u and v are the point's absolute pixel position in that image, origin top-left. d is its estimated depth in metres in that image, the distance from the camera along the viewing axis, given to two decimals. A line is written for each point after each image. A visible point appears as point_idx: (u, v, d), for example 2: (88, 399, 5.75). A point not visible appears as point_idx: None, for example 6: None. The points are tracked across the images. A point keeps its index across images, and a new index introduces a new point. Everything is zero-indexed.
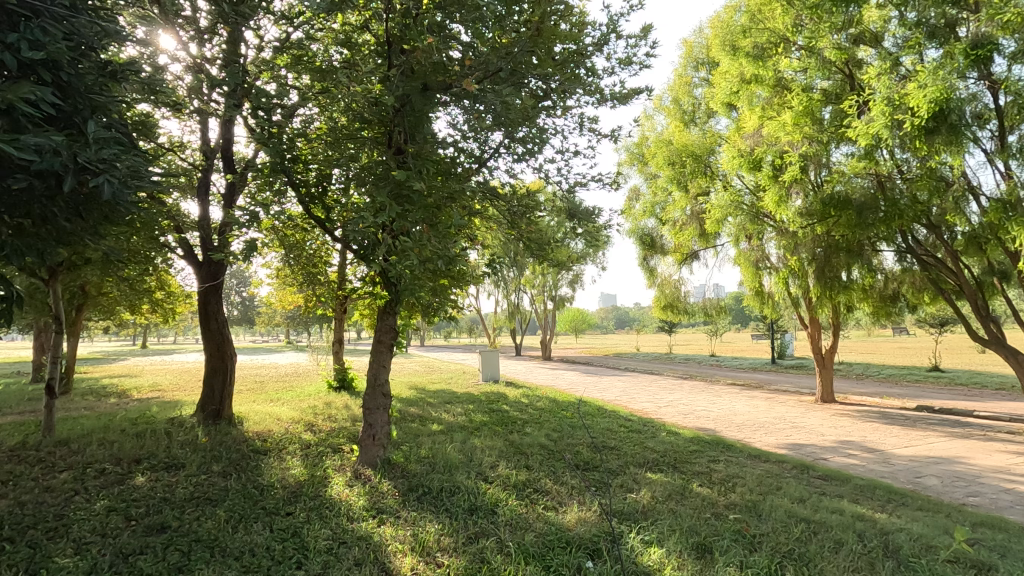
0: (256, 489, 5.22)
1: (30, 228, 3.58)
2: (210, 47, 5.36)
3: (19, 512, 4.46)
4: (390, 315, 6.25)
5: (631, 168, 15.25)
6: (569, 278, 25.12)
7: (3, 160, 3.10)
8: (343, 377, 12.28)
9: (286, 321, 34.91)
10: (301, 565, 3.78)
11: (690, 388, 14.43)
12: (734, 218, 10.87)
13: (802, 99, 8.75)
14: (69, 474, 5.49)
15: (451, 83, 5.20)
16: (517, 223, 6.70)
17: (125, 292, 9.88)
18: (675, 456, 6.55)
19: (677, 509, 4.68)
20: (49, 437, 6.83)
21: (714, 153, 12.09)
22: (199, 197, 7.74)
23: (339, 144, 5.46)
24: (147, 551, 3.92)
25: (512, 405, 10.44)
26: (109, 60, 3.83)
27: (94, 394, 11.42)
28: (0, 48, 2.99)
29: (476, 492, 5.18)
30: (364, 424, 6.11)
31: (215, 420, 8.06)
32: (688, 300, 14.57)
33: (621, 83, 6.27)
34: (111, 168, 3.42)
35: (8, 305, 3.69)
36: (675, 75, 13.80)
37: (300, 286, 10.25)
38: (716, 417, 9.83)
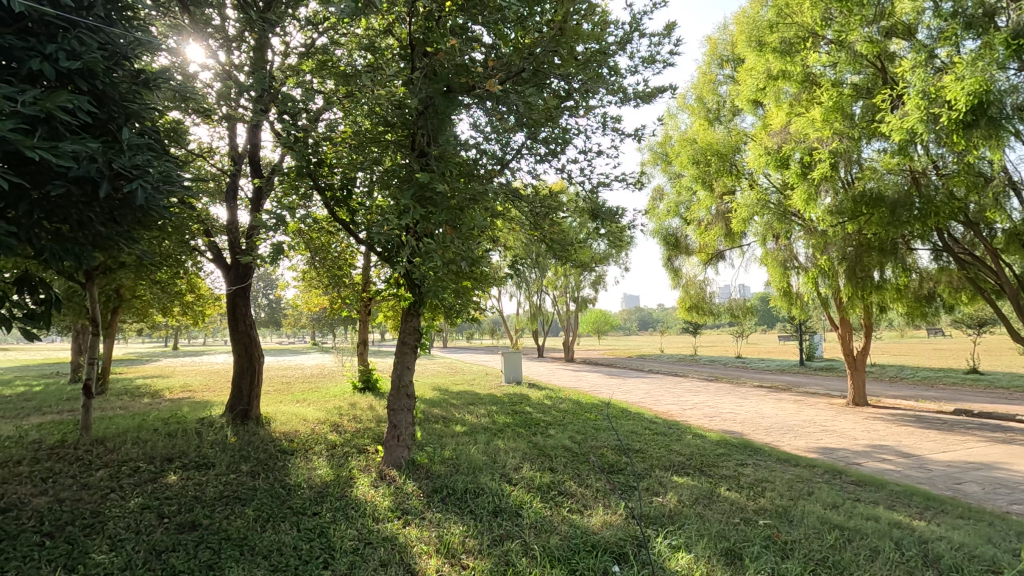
0: (283, 488, 5.29)
1: (68, 233, 3.69)
2: (237, 54, 5.47)
3: (58, 509, 4.60)
4: (414, 316, 6.28)
5: (655, 168, 15.11)
6: (592, 279, 24.96)
7: (42, 167, 3.20)
8: (367, 378, 12.41)
9: (311, 324, 35.42)
10: (328, 564, 3.82)
11: (716, 390, 14.19)
12: (760, 217, 10.70)
13: (832, 94, 8.56)
14: (105, 471, 5.65)
15: (474, 84, 5.22)
16: (540, 224, 6.62)
17: (157, 295, 10.15)
18: (701, 459, 6.43)
19: (705, 514, 4.59)
20: (86, 435, 6.99)
21: (739, 151, 11.84)
22: (228, 202, 7.91)
23: (363, 148, 5.53)
24: (179, 548, 4.00)
25: (535, 407, 10.39)
26: (142, 69, 3.93)
27: (128, 394, 11.76)
28: (39, 58, 3.08)
29: (500, 494, 5.17)
30: (389, 425, 6.15)
31: (243, 420, 8.21)
32: (713, 300, 14.36)
33: (645, 82, 6.17)
34: (144, 173, 3.52)
35: (47, 308, 3.81)
36: (699, 73, 13.62)
37: (325, 288, 10.37)
38: (743, 419, 9.64)
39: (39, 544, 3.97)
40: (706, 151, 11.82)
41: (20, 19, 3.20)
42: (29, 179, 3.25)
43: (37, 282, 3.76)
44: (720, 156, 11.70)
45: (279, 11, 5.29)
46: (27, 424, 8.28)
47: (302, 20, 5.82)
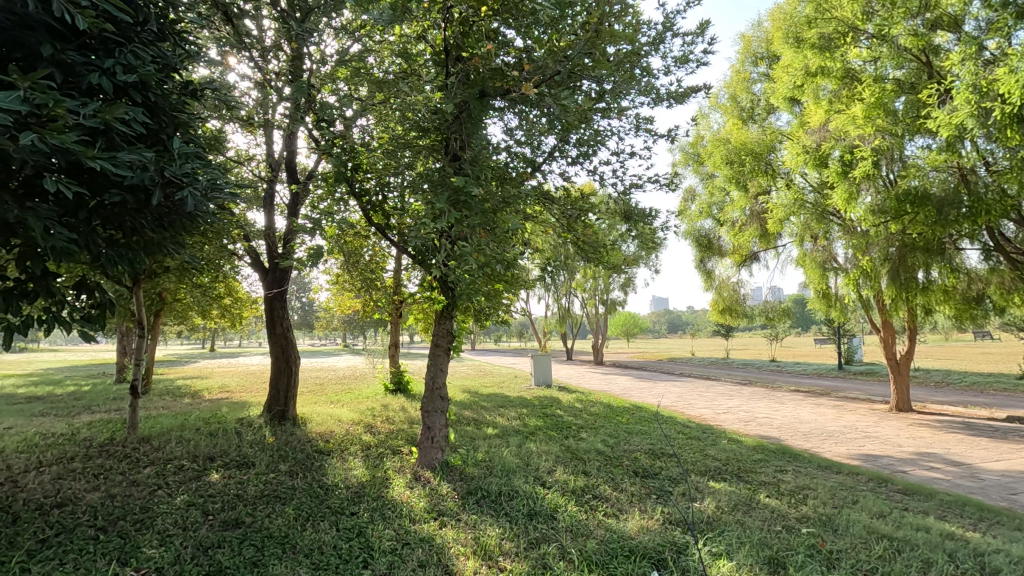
0: (321, 488, 5.39)
1: (121, 240, 3.84)
2: (274, 62, 5.61)
3: (110, 504, 4.79)
4: (447, 319, 6.32)
5: (686, 168, 14.96)
6: (621, 281, 24.77)
7: (100, 177, 3.37)
8: (399, 380, 12.58)
9: (342, 326, 36.02)
10: (367, 565, 3.86)
11: (750, 394, 13.90)
12: (797, 218, 10.48)
13: (873, 90, 8.34)
14: (152, 469, 5.87)
15: (508, 88, 5.26)
16: (572, 226, 6.57)
17: (198, 297, 10.51)
18: (739, 465, 6.31)
19: (745, 521, 4.49)
20: (133, 433, 7.26)
21: (775, 150, 11.56)
22: (266, 208, 8.13)
23: (395, 153, 5.60)
24: (224, 545, 4.12)
25: (566, 410, 10.36)
26: (189, 80, 4.09)
27: (170, 394, 12.19)
28: (98, 72, 3.22)
29: (535, 497, 5.16)
30: (423, 426, 6.20)
31: (281, 420, 8.39)
32: (747, 302, 14.11)
33: (678, 82, 6.09)
34: (193, 181, 3.67)
35: (102, 311, 3.99)
36: (732, 72, 13.38)
37: (358, 291, 10.56)
38: (780, 424, 9.43)
39: (94, 539, 4.13)
40: (740, 150, 11.56)
41: (80, 36, 3.35)
42: (89, 189, 3.41)
43: (94, 285, 3.93)
44: (755, 155, 11.40)
45: (315, 20, 5.40)
46: (78, 422, 8.64)
47: (337, 28, 5.93)
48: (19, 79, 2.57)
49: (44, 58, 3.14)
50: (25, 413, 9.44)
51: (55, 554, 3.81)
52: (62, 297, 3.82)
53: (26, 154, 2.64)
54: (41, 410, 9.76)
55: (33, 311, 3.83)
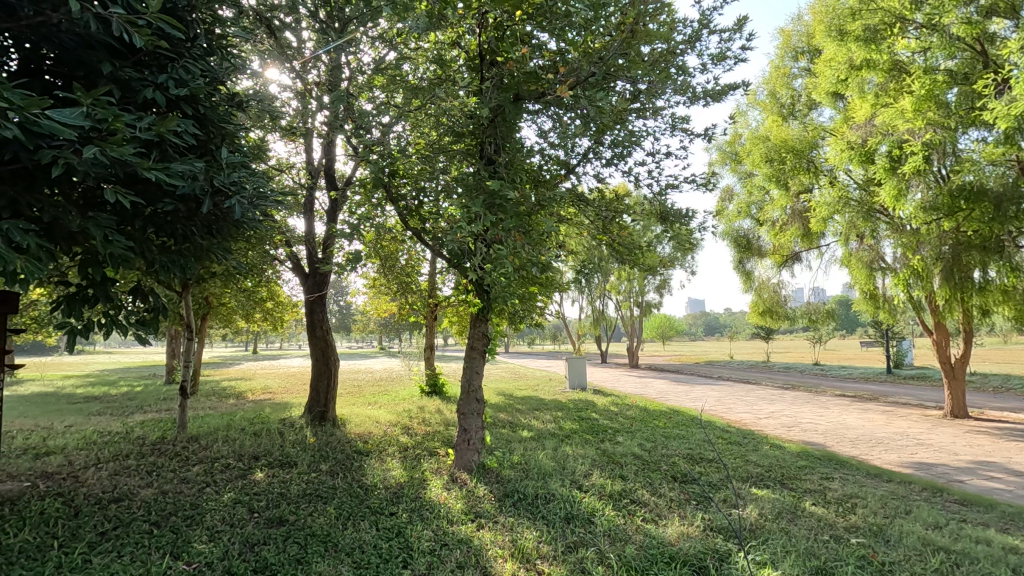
0: (361, 488, 5.50)
1: (173, 247, 4.01)
2: (313, 72, 5.77)
3: (162, 500, 5.00)
4: (483, 322, 6.34)
5: (723, 167, 14.69)
6: (656, 283, 24.41)
7: (153, 187, 3.54)
8: (435, 382, 12.71)
9: (378, 329, 36.61)
10: (407, 564, 3.91)
11: (793, 398, 13.48)
12: (841, 217, 10.11)
13: (924, 82, 8.09)
14: (201, 467, 6.10)
15: (543, 91, 5.29)
16: (607, 228, 6.51)
17: (241, 301, 10.87)
18: (782, 472, 6.11)
19: (790, 529, 4.35)
20: (182, 432, 7.57)
21: (817, 147, 11.21)
22: (307, 214, 8.36)
23: (431, 159, 5.69)
24: (269, 542, 4.23)
25: (602, 413, 10.26)
26: (234, 92, 4.24)
27: (216, 395, 12.63)
28: (152, 87, 3.39)
29: (572, 500, 5.13)
30: (459, 429, 6.25)
31: (321, 421, 8.58)
32: (789, 304, 13.71)
33: (714, 80, 5.99)
34: (240, 190, 3.81)
35: (155, 314, 4.17)
36: (771, 67, 13.07)
37: (393, 295, 10.74)
38: (825, 430, 9.10)
39: (148, 532, 4.31)
40: (780, 148, 11.25)
41: (136, 53, 3.54)
42: (144, 198, 3.58)
43: (147, 290, 4.12)
44: (797, 153, 11.05)
45: (352, 31, 5.53)
46: (131, 421, 9.04)
47: (374, 37, 6.05)
48: (82, 95, 2.72)
49: (104, 76, 3.33)
50: (83, 412, 9.93)
51: (114, 546, 4.01)
52: (119, 301, 4.02)
53: (88, 166, 2.78)
54: (98, 410, 10.22)
55: (93, 314, 4.07)
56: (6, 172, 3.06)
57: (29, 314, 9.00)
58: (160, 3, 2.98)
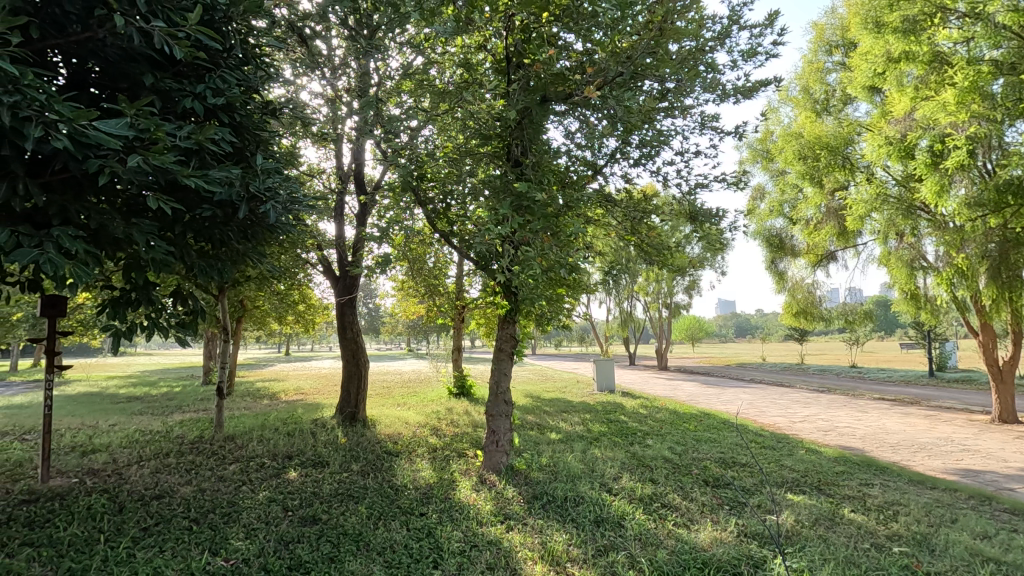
0: (391, 488, 5.57)
1: (211, 251, 4.14)
2: (342, 79, 5.87)
3: (201, 497, 5.15)
4: (510, 323, 6.35)
5: (754, 165, 14.40)
6: (685, 284, 24.05)
7: (193, 193, 3.66)
8: (463, 384, 12.78)
9: (406, 331, 37.01)
10: (438, 565, 3.94)
11: (829, 402, 13.12)
12: (879, 214, 9.79)
13: (967, 73, 7.76)
14: (237, 466, 6.26)
15: (570, 92, 5.27)
16: (636, 229, 6.45)
17: (274, 303, 11.13)
18: (819, 477, 5.94)
19: (829, 537, 4.22)
20: (219, 432, 7.78)
21: (852, 143, 10.89)
22: (337, 218, 8.51)
23: (459, 162, 5.74)
24: (303, 540, 4.31)
25: (630, 416, 10.15)
26: (268, 100, 4.35)
27: (251, 396, 12.94)
28: (191, 96, 3.51)
29: (602, 503, 5.09)
30: (488, 430, 6.26)
31: (351, 422, 8.71)
32: (824, 305, 13.36)
33: (745, 77, 5.86)
34: (275, 195, 3.91)
35: (194, 317, 4.31)
36: (804, 62, 12.77)
37: (421, 297, 10.85)
38: (863, 435, 8.82)
39: (188, 528, 4.45)
40: (814, 145, 10.96)
41: (176, 64, 3.67)
42: (184, 205, 3.69)
43: (187, 293, 4.26)
44: (831, 149, 10.74)
45: (381, 37, 5.61)
46: (171, 421, 9.34)
47: (402, 43, 6.12)
48: (127, 107, 2.83)
49: (146, 87, 3.47)
50: (125, 412, 10.30)
51: (156, 542, 4.14)
52: (161, 304, 4.17)
53: (131, 174, 2.88)
54: (139, 410, 10.58)
55: (136, 317, 4.22)
56: (56, 182, 3.19)
57: (76, 317, 9.40)
58: (199, 17, 3.09)
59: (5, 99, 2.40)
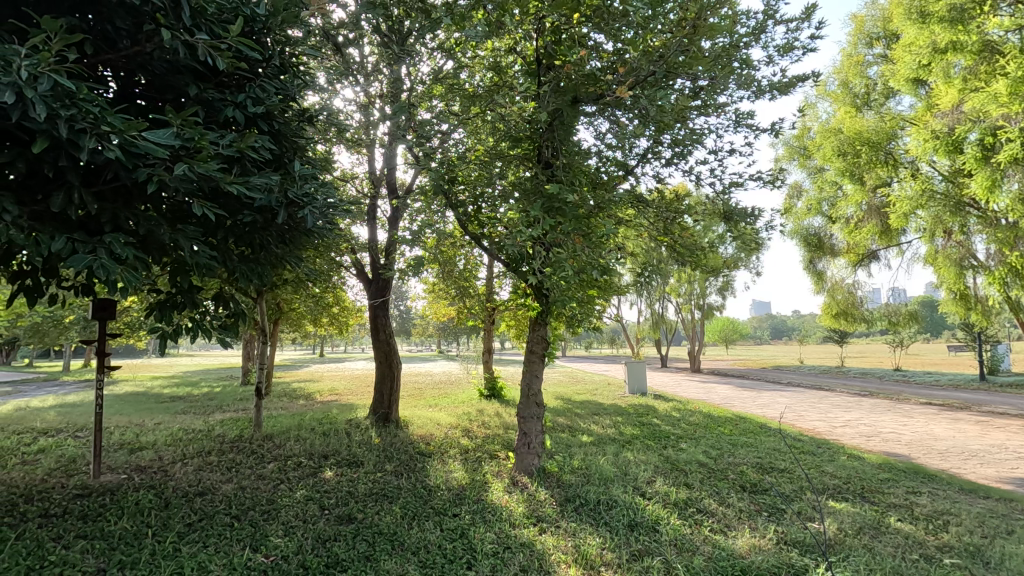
0: (424, 489, 5.62)
1: (251, 255, 4.27)
2: (375, 85, 5.98)
3: (242, 495, 5.30)
4: (542, 325, 6.34)
5: (791, 163, 14.04)
6: (718, 284, 23.59)
7: (234, 200, 3.78)
8: (493, 386, 12.81)
9: (436, 333, 37.32)
10: (471, 565, 3.95)
11: (871, 406, 12.66)
12: (925, 212, 9.40)
13: (1021, 61, 7.34)
14: (275, 465, 6.41)
15: (601, 93, 5.24)
16: (668, 230, 6.35)
17: (310, 306, 11.39)
18: (862, 484, 5.74)
19: (875, 546, 4.08)
20: (257, 431, 7.97)
21: (895, 138, 10.50)
22: (369, 222, 8.66)
23: (489, 165, 5.77)
24: (340, 538, 4.39)
25: (663, 419, 10.00)
26: (305, 107, 4.46)
27: (287, 397, 13.25)
28: (231, 105, 3.63)
29: (635, 508, 5.03)
30: (519, 432, 6.25)
31: (385, 422, 8.82)
32: (865, 306, 12.94)
33: (781, 72, 5.73)
34: (312, 201, 4.01)
35: (235, 319, 4.45)
36: (842, 56, 12.40)
37: (452, 299, 10.93)
38: (909, 441, 8.48)
39: (230, 524, 4.58)
40: (854, 141, 10.62)
41: (218, 74, 3.80)
42: (226, 211, 3.81)
43: (229, 296, 4.40)
44: (873, 145, 10.38)
45: (412, 42, 5.69)
46: (212, 420, 9.62)
47: (432, 48, 6.19)
48: (174, 117, 2.95)
49: (191, 97, 3.60)
50: (169, 411, 10.68)
51: (200, 537, 4.28)
52: (204, 307, 4.31)
53: (178, 183, 3.00)
54: (182, 409, 10.97)
55: (181, 319, 4.37)
56: (107, 191, 3.34)
57: (124, 319, 9.82)
58: (240, 28, 3.19)
59: (62, 112, 2.53)
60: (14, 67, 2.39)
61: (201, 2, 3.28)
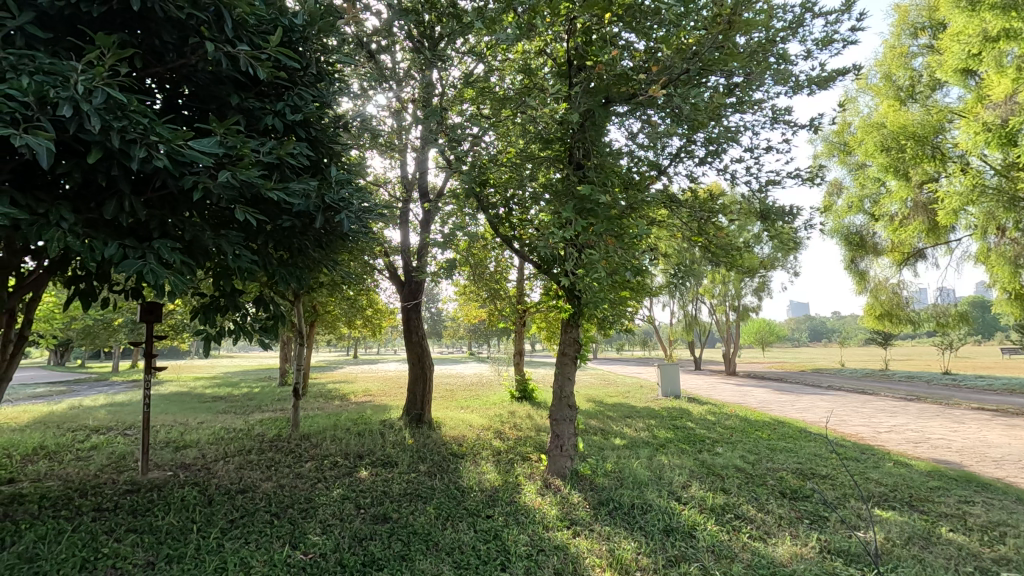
0: (457, 489, 5.66)
1: (290, 259, 4.39)
2: (407, 91, 6.06)
3: (282, 493, 5.44)
4: (574, 327, 6.30)
5: (830, 159, 13.62)
6: (754, 285, 23.05)
7: (274, 206, 3.89)
8: (524, 388, 12.82)
9: (467, 334, 37.64)
10: (505, 567, 3.95)
11: (919, 411, 12.14)
12: (976, 207, 8.99)
13: None
14: (312, 464, 6.56)
15: (633, 92, 5.19)
16: (702, 230, 6.24)
17: (345, 308, 11.61)
18: (910, 492, 5.51)
19: (925, 557, 3.91)
20: (295, 431, 8.16)
21: (943, 131, 10.05)
22: (402, 225, 8.79)
23: (520, 167, 5.79)
24: (376, 537, 4.45)
25: (698, 422, 9.83)
26: (340, 114, 4.56)
27: (323, 397, 13.54)
28: (271, 114, 3.74)
29: (671, 512, 4.95)
30: (552, 434, 6.23)
31: (418, 423, 8.91)
32: (911, 307, 12.44)
33: (820, 66, 5.58)
34: (348, 205, 4.10)
35: (275, 321, 4.57)
36: (885, 48, 11.97)
37: (483, 302, 10.99)
38: (961, 448, 8.09)
39: (270, 522, 4.70)
40: (898, 135, 10.22)
41: (259, 84, 3.92)
42: (266, 216, 3.93)
43: (269, 299, 4.52)
44: (918, 140, 9.99)
45: (443, 47, 5.74)
46: (252, 420, 9.87)
47: (463, 52, 6.25)
48: (218, 126, 3.06)
49: (233, 107, 3.73)
50: (211, 411, 11.03)
51: (241, 534, 4.40)
52: (245, 310, 4.44)
53: (222, 189, 3.11)
54: (224, 409, 11.33)
55: (224, 321, 4.52)
56: (155, 198, 3.47)
57: (170, 321, 10.20)
58: (280, 38, 3.29)
59: (115, 124, 2.65)
60: (71, 82, 2.52)
61: (242, 14, 3.40)
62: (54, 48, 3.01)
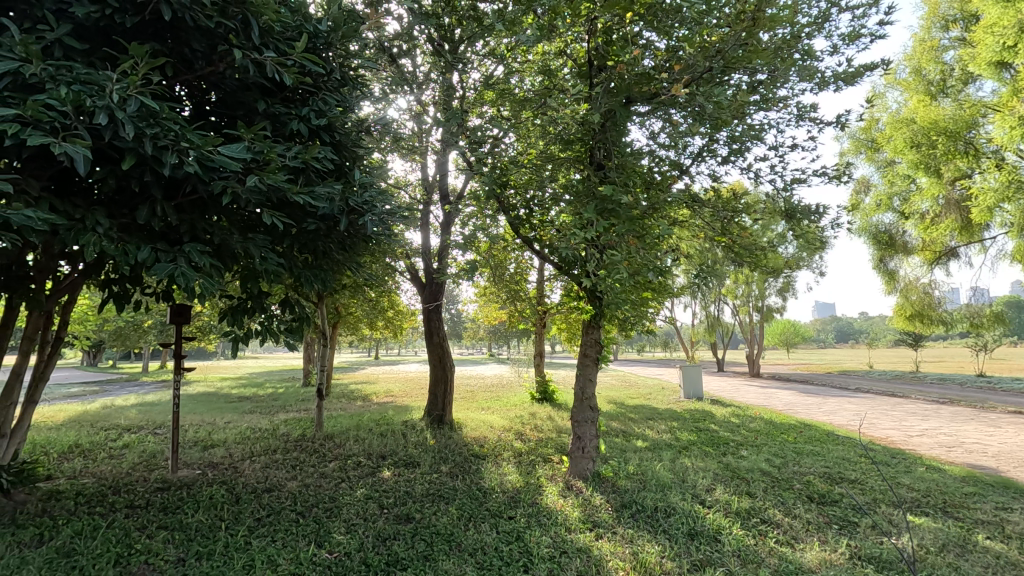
0: (479, 490, 5.68)
1: (314, 261, 4.45)
2: (428, 93, 6.10)
3: (306, 492, 5.51)
4: (595, 328, 6.27)
5: (857, 156, 13.32)
6: (779, 285, 22.64)
7: (299, 209, 3.95)
8: (545, 389, 12.79)
9: (487, 335, 37.76)
10: (528, 568, 3.94)
11: (952, 415, 11.79)
12: (1012, 204, 8.69)
13: None
14: (336, 464, 6.64)
15: (655, 92, 5.15)
16: (726, 229, 6.16)
17: (366, 309, 11.72)
18: (944, 498, 5.35)
19: (960, 565, 3.80)
20: (319, 431, 8.26)
21: (976, 126, 9.75)
22: (423, 227, 8.85)
23: (541, 168, 5.79)
24: (399, 537, 4.49)
25: (721, 425, 9.68)
26: (363, 118, 4.61)
27: (346, 398, 13.71)
28: (296, 119, 3.80)
29: (694, 516, 4.89)
30: (573, 436, 6.21)
31: (439, 424, 8.95)
32: (943, 307, 12.09)
33: (847, 62, 5.48)
34: (371, 208, 4.14)
35: (300, 322, 4.63)
36: (914, 41, 11.67)
37: (503, 303, 11.00)
38: (997, 453, 7.83)
39: (295, 521, 4.77)
40: (929, 131, 9.93)
41: (284, 89, 3.99)
42: (291, 220, 3.99)
43: (294, 300, 4.59)
44: (950, 135, 9.70)
45: (463, 49, 5.77)
46: (277, 420, 10.03)
47: (483, 55, 6.27)
48: (245, 132, 3.12)
49: (259, 112, 3.80)
50: (236, 411, 11.23)
51: (268, 532, 4.48)
52: (271, 312, 4.51)
53: (249, 193, 3.17)
54: (249, 409, 11.53)
55: (251, 323, 4.60)
56: (186, 203, 3.56)
57: (197, 323, 10.42)
58: (305, 45, 3.34)
59: (148, 131, 2.73)
60: (106, 91, 2.59)
61: (268, 21, 3.46)
62: (90, 58, 3.11)
